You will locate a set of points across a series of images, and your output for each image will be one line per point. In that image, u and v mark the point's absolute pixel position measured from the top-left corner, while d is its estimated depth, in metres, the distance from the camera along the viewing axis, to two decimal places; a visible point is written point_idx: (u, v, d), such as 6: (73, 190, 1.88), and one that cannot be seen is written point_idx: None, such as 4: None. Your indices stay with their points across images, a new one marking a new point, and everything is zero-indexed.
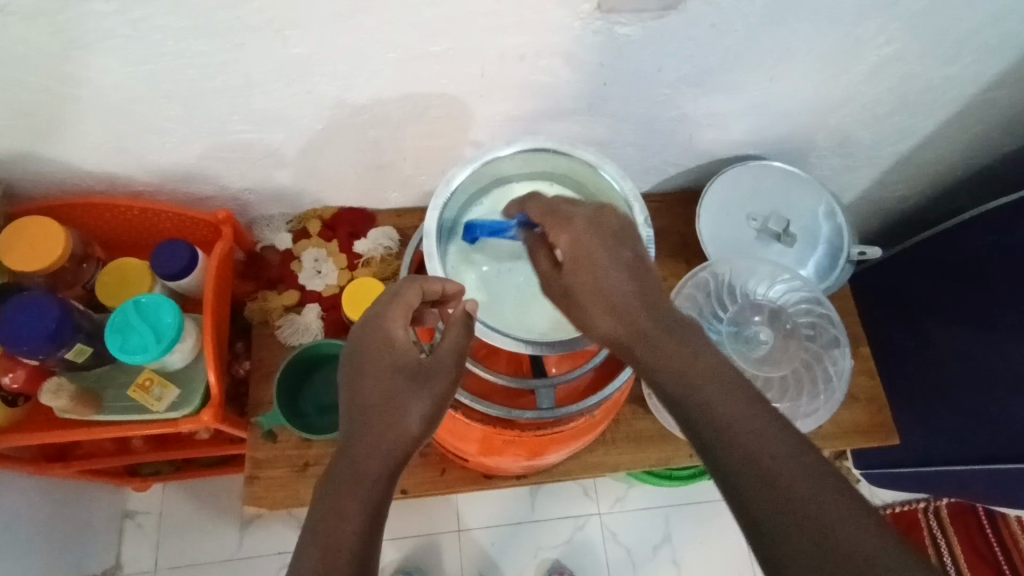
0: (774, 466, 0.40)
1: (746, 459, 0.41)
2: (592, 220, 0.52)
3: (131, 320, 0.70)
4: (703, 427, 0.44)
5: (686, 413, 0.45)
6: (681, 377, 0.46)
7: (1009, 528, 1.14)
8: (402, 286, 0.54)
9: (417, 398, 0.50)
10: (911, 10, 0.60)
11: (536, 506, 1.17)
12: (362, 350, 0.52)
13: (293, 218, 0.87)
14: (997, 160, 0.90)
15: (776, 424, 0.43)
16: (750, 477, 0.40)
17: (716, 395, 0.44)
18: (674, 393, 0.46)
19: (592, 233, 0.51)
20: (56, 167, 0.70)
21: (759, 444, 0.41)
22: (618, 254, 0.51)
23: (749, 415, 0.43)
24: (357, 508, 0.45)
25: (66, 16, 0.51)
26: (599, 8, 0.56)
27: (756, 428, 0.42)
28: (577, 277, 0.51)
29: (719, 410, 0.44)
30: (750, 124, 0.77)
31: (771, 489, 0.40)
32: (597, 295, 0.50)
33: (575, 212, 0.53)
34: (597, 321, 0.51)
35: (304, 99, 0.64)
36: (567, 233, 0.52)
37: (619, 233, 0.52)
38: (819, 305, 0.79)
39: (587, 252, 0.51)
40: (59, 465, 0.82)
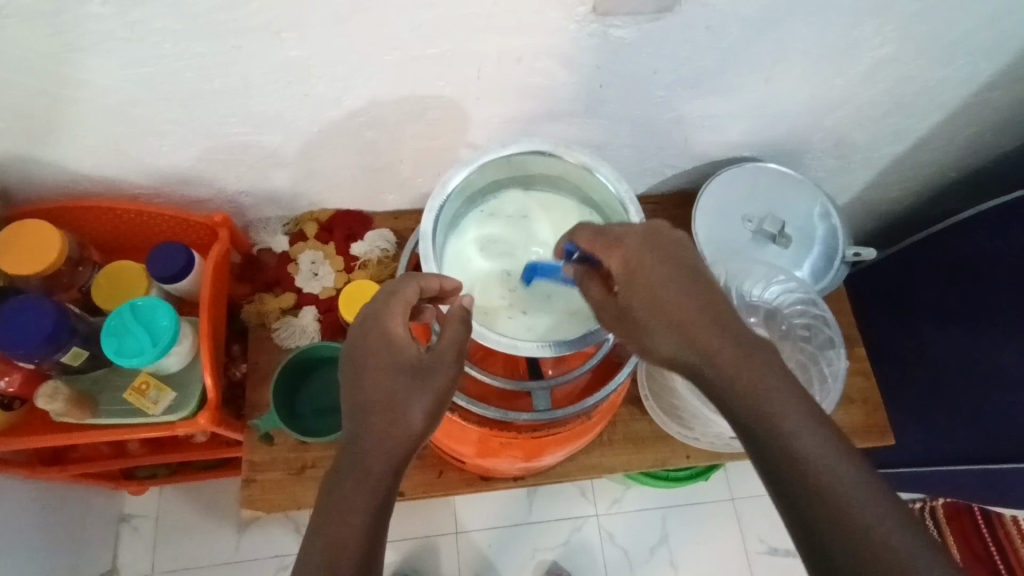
0: (837, 489, 0.40)
1: (807, 479, 0.41)
2: (647, 237, 0.53)
3: (127, 323, 0.70)
4: (765, 444, 0.43)
5: (748, 426, 0.45)
6: (741, 390, 0.45)
7: (1005, 528, 1.16)
8: (399, 283, 0.54)
9: (420, 396, 0.50)
10: (905, 12, 0.61)
11: (533, 507, 1.17)
12: (364, 349, 0.52)
13: (289, 221, 0.87)
14: (991, 161, 0.90)
15: (840, 444, 0.42)
16: (811, 498, 0.41)
17: (779, 410, 0.44)
18: (733, 404, 0.46)
19: (647, 249, 0.52)
20: (53, 169, 0.70)
21: (823, 465, 0.41)
22: (676, 269, 0.51)
23: (812, 433, 0.43)
24: (361, 507, 0.46)
25: (63, 18, 0.51)
26: (595, 11, 0.56)
27: (820, 450, 0.42)
28: (641, 292, 0.50)
29: (784, 426, 0.43)
30: (747, 125, 0.77)
31: (833, 512, 0.40)
32: (659, 310, 0.49)
33: (627, 232, 0.53)
34: (662, 341, 0.49)
35: (301, 101, 0.64)
36: (621, 250, 0.52)
37: (674, 248, 0.52)
38: (814, 306, 0.79)
39: (645, 268, 0.51)
40: (55, 469, 0.82)
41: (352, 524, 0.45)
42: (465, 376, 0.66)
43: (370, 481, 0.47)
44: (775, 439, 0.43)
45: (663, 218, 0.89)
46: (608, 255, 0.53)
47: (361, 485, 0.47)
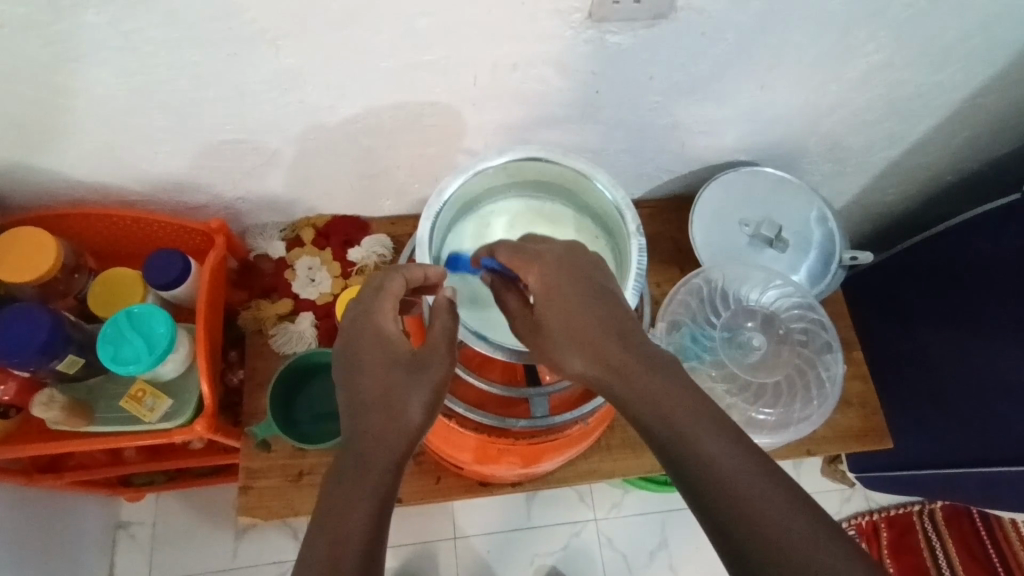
0: (759, 510, 0.39)
1: (728, 502, 0.39)
2: (563, 258, 0.53)
3: (123, 331, 0.69)
4: (681, 460, 0.42)
5: (668, 453, 0.43)
6: (658, 413, 0.44)
7: (1004, 530, 1.16)
8: (387, 278, 0.56)
9: (418, 389, 0.50)
10: (900, 18, 0.61)
11: (532, 512, 1.17)
12: (359, 346, 0.52)
13: (287, 227, 0.87)
14: (986, 165, 0.90)
15: (752, 453, 0.41)
16: (735, 522, 0.39)
17: (695, 432, 0.42)
18: (653, 431, 0.44)
19: (564, 269, 0.52)
20: (48, 177, 0.70)
21: (739, 479, 0.40)
22: (586, 288, 0.51)
23: (729, 452, 0.41)
24: (362, 503, 0.45)
25: (57, 28, 0.51)
26: (590, 18, 0.56)
27: (734, 464, 0.40)
28: (551, 311, 0.50)
29: (701, 450, 0.41)
30: (742, 130, 0.77)
31: (748, 526, 0.38)
32: (570, 330, 0.50)
33: (544, 250, 0.54)
34: (570, 358, 0.49)
35: (297, 108, 0.64)
36: (536, 271, 0.53)
37: (587, 273, 0.53)
38: (812, 310, 0.79)
39: (560, 289, 0.51)
40: (50, 476, 0.82)
41: (353, 521, 0.44)
42: (462, 383, 0.65)
43: (370, 479, 0.46)
44: (695, 465, 0.41)
45: (660, 222, 0.90)
46: (526, 273, 0.53)
47: (360, 483, 0.46)
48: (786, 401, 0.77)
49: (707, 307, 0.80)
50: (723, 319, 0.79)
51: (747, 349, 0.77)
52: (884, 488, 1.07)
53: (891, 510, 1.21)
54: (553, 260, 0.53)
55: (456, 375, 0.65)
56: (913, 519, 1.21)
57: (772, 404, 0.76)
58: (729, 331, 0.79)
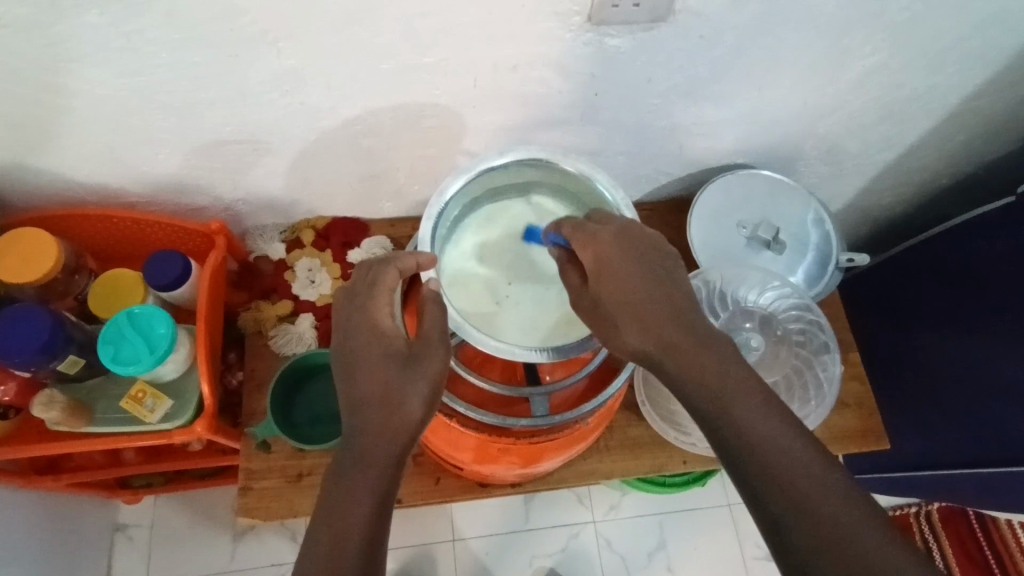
0: (792, 477, 0.44)
1: (764, 468, 0.45)
2: (620, 234, 0.53)
3: (124, 331, 0.69)
4: (729, 440, 0.46)
5: (710, 424, 0.48)
6: (705, 389, 0.48)
7: (999, 530, 1.15)
8: (379, 271, 0.54)
9: (414, 386, 0.50)
10: (895, 21, 0.62)
11: (530, 514, 1.17)
12: (353, 344, 0.52)
13: (286, 228, 0.87)
14: (981, 168, 0.91)
15: (795, 437, 0.46)
16: (770, 486, 0.44)
17: (738, 408, 0.47)
18: (697, 404, 0.48)
19: (621, 245, 0.52)
20: (49, 177, 0.70)
21: (785, 461, 0.44)
22: (644, 267, 0.52)
23: (767, 425, 0.46)
24: (364, 498, 0.47)
25: (59, 28, 0.51)
26: (589, 20, 0.57)
27: (781, 447, 0.45)
28: (609, 287, 0.51)
29: (743, 423, 0.46)
30: (740, 132, 0.78)
31: (793, 503, 0.43)
32: (629, 306, 0.51)
33: (603, 228, 0.54)
34: (628, 335, 0.50)
35: (297, 109, 0.64)
36: (593, 247, 0.53)
37: (644, 249, 0.53)
38: (809, 311, 0.80)
39: (617, 267, 0.52)
40: (49, 477, 0.82)
41: (353, 519, 0.46)
42: (462, 383, 0.66)
43: (370, 477, 0.48)
44: (736, 436, 0.46)
45: (658, 224, 0.90)
46: (582, 249, 0.53)
47: (360, 482, 0.47)
48: (784, 401, 0.77)
49: (707, 307, 0.79)
50: (722, 321, 0.79)
51: (745, 350, 0.77)
52: (881, 490, 1.07)
53: (888, 512, 1.21)
54: (610, 237, 0.53)
55: (457, 375, 0.65)
56: (910, 520, 1.21)
57: None
58: (727, 333, 0.78)
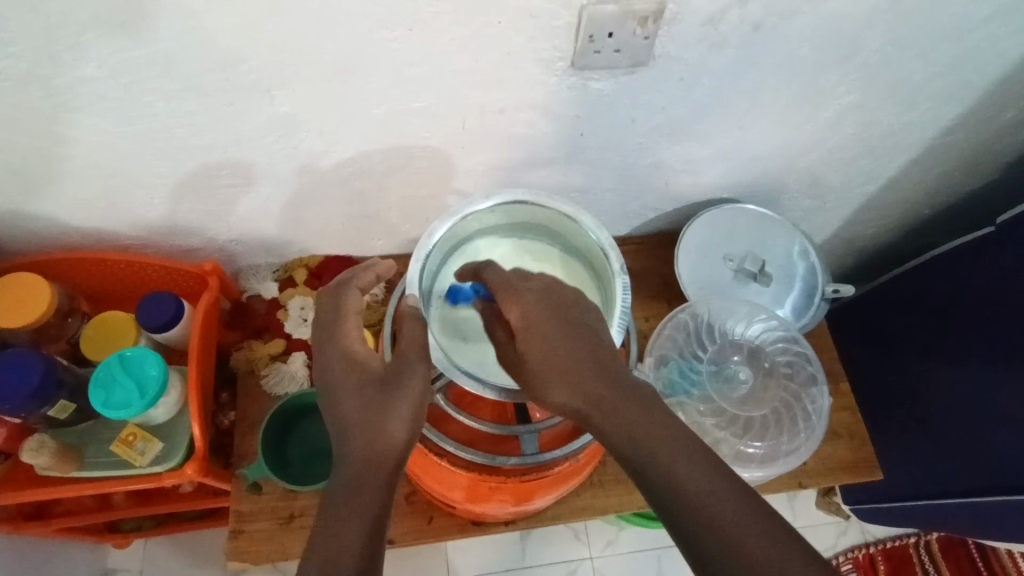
0: (744, 544, 0.40)
1: (702, 522, 0.42)
2: (543, 292, 0.55)
3: (114, 373, 0.69)
4: (664, 493, 0.44)
5: (649, 480, 0.45)
6: (637, 438, 0.46)
7: (1000, 560, 1.17)
8: (342, 297, 0.58)
9: (395, 406, 0.51)
10: (868, 62, 0.64)
11: (527, 551, 1.15)
12: (331, 373, 0.53)
13: (279, 268, 0.89)
14: (961, 199, 0.93)
15: (733, 487, 0.43)
16: (711, 542, 0.41)
17: (680, 467, 0.44)
18: (635, 463, 0.46)
19: (540, 305, 0.53)
20: (45, 223, 0.71)
21: (723, 513, 0.42)
22: (567, 323, 0.53)
23: (709, 481, 0.43)
24: (357, 523, 0.46)
25: (59, 81, 0.52)
26: (573, 65, 0.59)
27: (716, 497, 0.43)
28: (530, 346, 0.52)
29: (687, 483, 0.43)
30: (724, 169, 0.80)
31: (735, 558, 0.40)
32: (553, 363, 0.51)
33: (526, 288, 0.55)
34: (554, 392, 0.50)
35: (290, 153, 0.66)
36: (517, 306, 0.54)
37: (568, 305, 0.54)
38: (796, 343, 0.81)
39: (541, 324, 0.52)
40: (38, 524, 0.81)
41: (348, 538, 0.45)
42: (453, 423, 0.66)
43: (363, 497, 0.48)
44: (681, 497, 0.43)
45: (647, 258, 0.91)
46: (508, 309, 0.54)
47: (353, 505, 0.47)
48: (773, 434, 0.77)
49: (694, 341, 0.81)
50: (711, 352, 0.80)
51: (733, 382, 0.78)
52: (879, 520, 1.06)
53: (888, 543, 1.20)
54: (532, 296, 0.54)
55: (447, 414, 0.66)
56: (909, 551, 1.20)
57: (760, 438, 0.77)
58: (717, 364, 0.79)
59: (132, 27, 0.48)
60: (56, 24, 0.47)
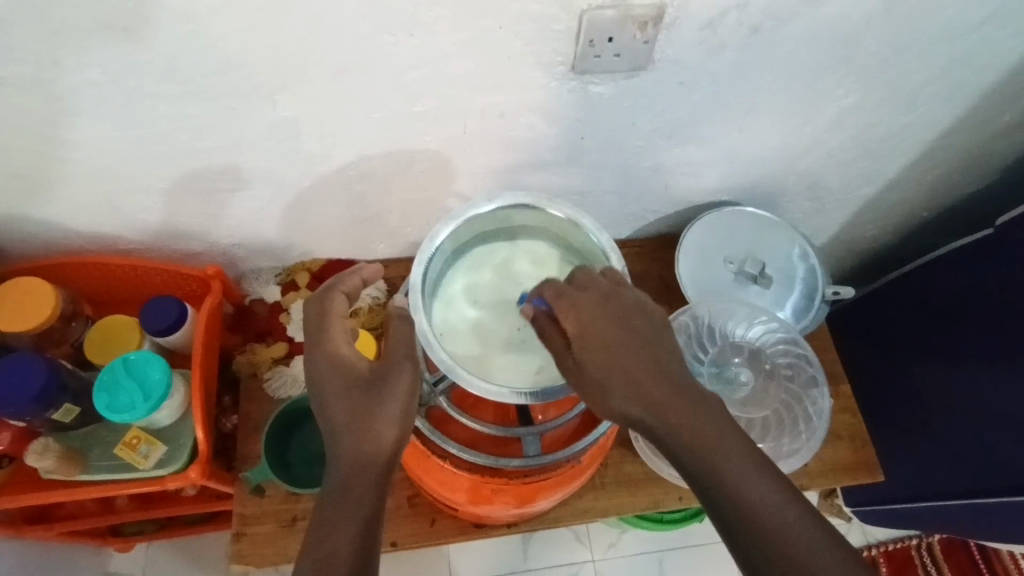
0: (793, 543, 0.43)
1: (757, 530, 0.44)
2: (602, 300, 0.55)
3: (119, 377, 0.70)
4: (719, 497, 0.46)
5: (704, 484, 0.47)
6: (693, 445, 0.48)
7: (1002, 562, 1.16)
8: (326, 298, 0.58)
9: (383, 406, 0.52)
10: (865, 65, 0.65)
11: (528, 554, 1.15)
12: (318, 375, 0.54)
13: (281, 271, 0.89)
14: (960, 200, 0.94)
15: (786, 498, 0.45)
16: (765, 549, 0.43)
17: (729, 465, 0.47)
18: (689, 466, 0.48)
19: (601, 313, 0.54)
20: (49, 227, 0.71)
21: (777, 522, 0.44)
22: (627, 331, 0.53)
23: (764, 491, 0.45)
24: (351, 523, 0.47)
25: (63, 86, 0.53)
26: (573, 69, 0.59)
27: (770, 506, 0.45)
28: (589, 354, 0.53)
29: (735, 481, 0.46)
30: (723, 171, 0.80)
31: (787, 564, 0.42)
32: (613, 368, 0.52)
33: (584, 296, 0.55)
34: (614, 398, 0.51)
35: (292, 157, 0.66)
36: (576, 313, 0.54)
37: (626, 313, 0.55)
38: (796, 345, 0.81)
39: (598, 329, 0.53)
40: (40, 528, 0.82)
41: (342, 539, 0.46)
42: (455, 424, 0.66)
43: (355, 497, 0.49)
44: (730, 496, 0.45)
45: (647, 261, 0.92)
46: (565, 317, 0.55)
47: (344, 506, 0.48)
48: (774, 435, 0.77)
49: (696, 343, 0.80)
50: (711, 354, 0.79)
51: (735, 385, 0.77)
52: (880, 522, 1.06)
53: (890, 545, 1.20)
54: (591, 304, 0.55)
55: (449, 416, 0.66)
56: (911, 552, 1.20)
57: (761, 439, 0.77)
58: (717, 366, 0.78)
59: (135, 31, 0.49)
60: (61, 29, 0.48)
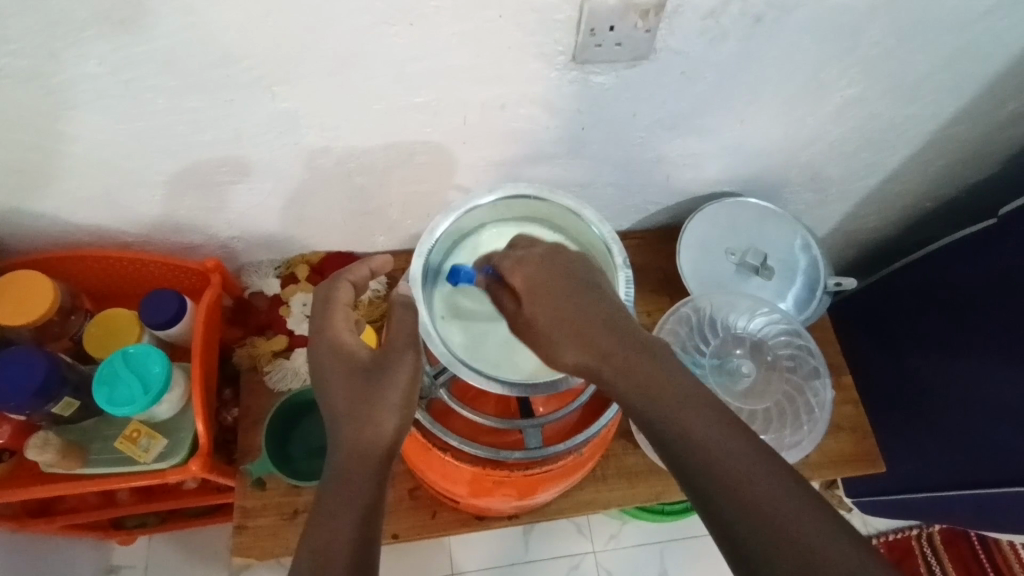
0: (734, 473, 0.43)
1: (704, 467, 0.44)
2: (547, 254, 0.59)
3: (119, 371, 0.70)
4: (669, 441, 0.46)
5: (653, 428, 0.48)
6: (639, 387, 0.49)
7: (1003, 554, 1.17)
8: (332, 288, 0.58)
9: (383, 394, 0.51)
10: (870, 55, 0.64)
11: (529, 546, 1.16)
12: (320, 363, 0.54)
13: (281, 264, 0.89)
14: (963, 191, 0.93)
15: (732, 433, 0.45)
16: (710, 481, 0.43)
17: (681, 412, 0.47)
18: (638, 411, 0.49)
19: (547, 270, 0.58)
20: (48, 221, 0.71)
21: (721, 456, 0.44)
22: (572, 284, 0.56)
23: (709, 429, 0.45)
24: (348, 511, 0.47)
25: (58, 79, 0.52)
26: (573, 59, 0.58)
27: (715, 441, 0.45)
28: (537, 305, 0.56)
29: (687, 426, 0.46)
30: (725, 163, 0.80)
31: (731, 498, 0.42)
32: (560, 320, 0.54)
33: (531, 251, 0.60)
34: (565, 350, 0.53)
35: (292, 149, 0.66)
36: (520, 273, 0.59)
37: (572, 267, 0.58)
38: (798, 336, 0.80)
39: (544, 285, 0.57)
40: (42, 521, 0.82)
41: (340, 528, 0.46)
42: (457, 417, 0.66)
43: (354, 487, 0.48)
44: (682, 443, 0.46)
45: (648, 253, 0.91)
46: (512, 275, 0.59)
47: (343, 495, 0.48)
48: (776, 427, 0.77)
49: (697, 334, 0.80)
50: (713, 347, 0.80)
51: (737, 376, 0.78)
52: (881, 513, 1.07)
53: (890, 536, 1.21)
54: (534, 258, 0.59)
55: (451, 409, 0.65)
56: (912, 543, 1.20)
57: (763, 430, 0.77)
58: (719, 359, 0.79)
59: (134, 24, 0.48)
60: (57, 21, 0.47)
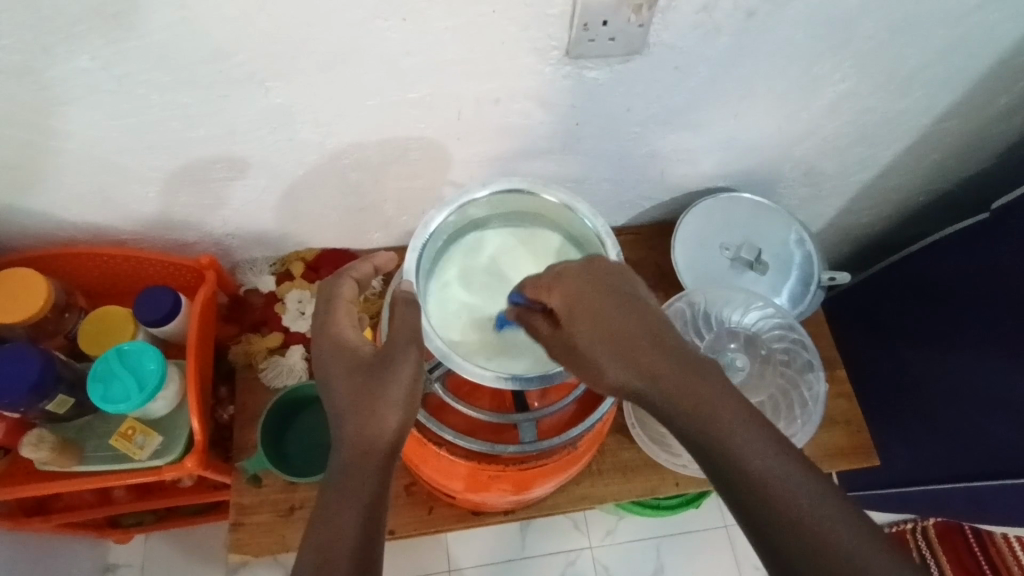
0: (775, 482, 0.44)
1: (742, 474, 0.44)
2: (584, 268, 0.56)
3: (114, 367, 0.70)
4: (707, 447, 0.47)
5: (690, 433, 0.48)
6: (678, 399, 0.49)
7: (996, 546, 1.17)
8: (334, 285, 0.58)
9: (384, 391, 0.51)
10: (862, 49, 0.64)
11: (526, 542, 1.16)
12: (323, 360, 0.54)
13: (276, 261, 0.88)
14: (955, 186, 0.94)
15: (770, 442, 0.46)
16: (750, 491, 0.44)
17: (720, 420, 0.47)
18: (674, 419, 0.49)
19: (589, 282, 0.54)
20: (42, 219, 0.71)
21: (760, 465, 0.44)
22: (615, 299, 0.54)
23: (747, 437, 0.46)
24: (352, 508, 0.47)
25: (51, 76, 0.52)
26: (567, 54, 0.58)
27: (754, 450, 0.45)
28: (581, 326, 0.53)
29: (728, 434, 0.46)
30: (719, 158, 0.80)
31: (772, 506, 0.43)
32: (607, 341, 0.52)
33: (567, 267, 0.56)
34: (609, 371, 0.52)
35: (286, 145, 0.66)
36: (560, 289, 0.55)
37: (612, 281, 0.55)
38: (792, 330, 0.81)
39: (587, 302, 0.53)
40: (37, 520, 0.82)
41: (342, 526, 0.46)
42: (451, 412, 0.65)
43: (357, 482, 0.48)
44: (722, 451, 0.46)
45: (642, 248, 0.92)
46: (551, 294, 0.55)
47: (345, 494, 0.48)
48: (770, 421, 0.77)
49: (690, 330, 0.80)
50: (707, 341, 0.80)
51: (731, 370, 0.78)
52: (876, 506, 1.07)
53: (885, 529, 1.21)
54: (573, 274, 0.55)
55: (446, 404, 0.65)
56: (906, 536, 1.21)
57: None
58: (713, 353, 0.79)
59: (125, 18, 0.48)
60: (48, 17, 0.47)
